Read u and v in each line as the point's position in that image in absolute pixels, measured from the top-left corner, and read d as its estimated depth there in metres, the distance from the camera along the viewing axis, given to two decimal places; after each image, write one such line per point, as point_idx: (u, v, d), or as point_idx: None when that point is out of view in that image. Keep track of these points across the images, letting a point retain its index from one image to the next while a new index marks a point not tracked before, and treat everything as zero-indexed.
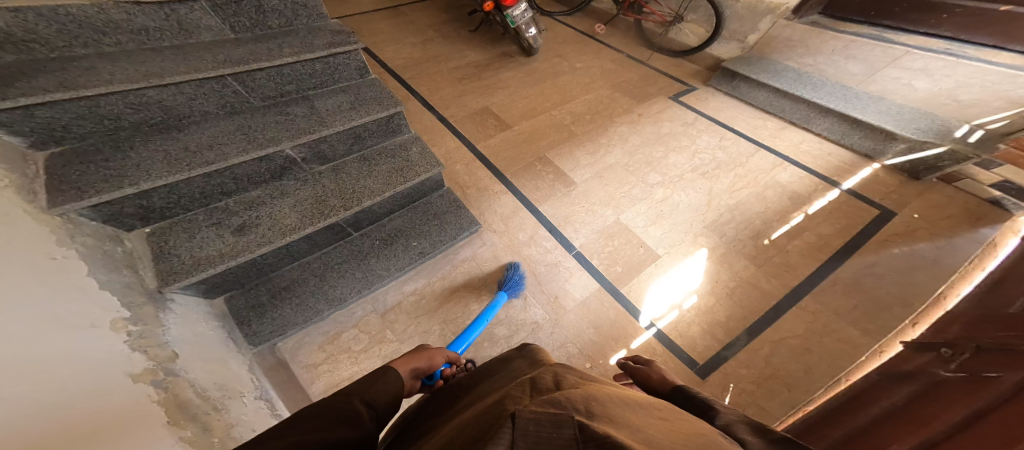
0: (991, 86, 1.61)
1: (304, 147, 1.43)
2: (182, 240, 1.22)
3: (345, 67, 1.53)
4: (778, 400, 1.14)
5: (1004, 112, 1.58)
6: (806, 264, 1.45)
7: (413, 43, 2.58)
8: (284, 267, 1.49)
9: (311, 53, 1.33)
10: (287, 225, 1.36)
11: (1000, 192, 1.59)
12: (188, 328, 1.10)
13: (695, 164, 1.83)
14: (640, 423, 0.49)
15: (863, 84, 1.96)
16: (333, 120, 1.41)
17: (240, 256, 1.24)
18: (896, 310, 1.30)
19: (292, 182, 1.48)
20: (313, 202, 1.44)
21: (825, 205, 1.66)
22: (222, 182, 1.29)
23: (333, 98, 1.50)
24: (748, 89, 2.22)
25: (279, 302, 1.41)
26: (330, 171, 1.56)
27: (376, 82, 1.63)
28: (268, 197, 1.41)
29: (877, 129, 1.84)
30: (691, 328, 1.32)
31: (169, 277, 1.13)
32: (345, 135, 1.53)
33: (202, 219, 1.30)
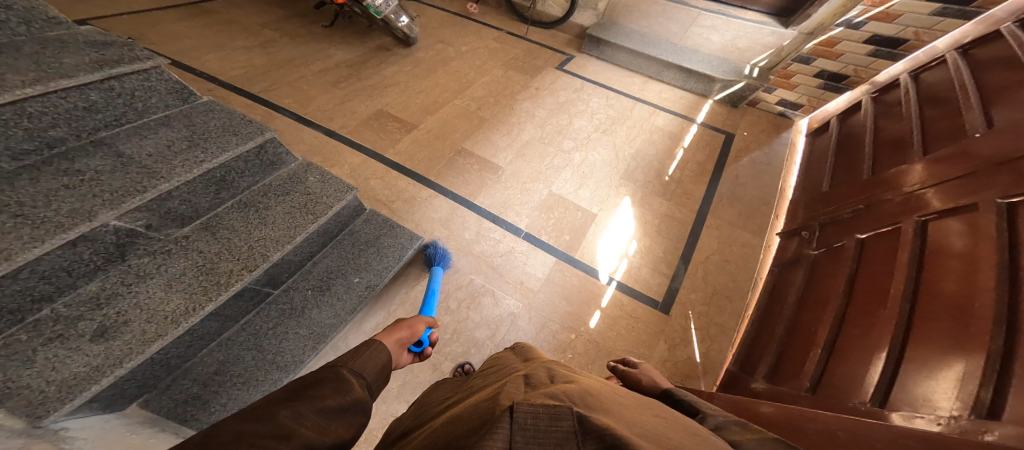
0: (751, 36, 2.21)
1: (143, 211, 1.05)
2: (16, 369, 0.82)
3: (146, 91, 1.12)
4: (721, 310, 1.45)
5: (764, 53, 2.23)
6: (697, 189, 1.81)
7: (250, 47, 2.11)
8: (197, 354, 1.17)
9: (66, 78, 0.90)
10: (173, 311, 1.02)
11: (782, 108, 2.24)
12: (116, 444, 0.79)
13: (595, 124, 2.04)
14: (632, 416, 0.52)
15: (682, 39, 2.41)
16: (171, 169, 1.07)
17: (128, 360, 0.91)
18: (761, 208, 1.76)
19: (147, 256, 1.10)
20: (195, 272, 1.11)
21: (691, 138, 2.05)
22: (24, 286, 0.88)
23: (148, 137, 1.10)
24: (611, 51, 2.48)
25: (219, 387, 1.12)
26: (200, 231, 1.21)
27: (214, 105, 1.29)
28: (121, 284, 1.02)
29: (701, 74, 2.29)
30: (642, 271, 1.55)
31: (39, 409, 0.78)
32: (204, 181, 1.19)
33: (27, 338, 0.87)
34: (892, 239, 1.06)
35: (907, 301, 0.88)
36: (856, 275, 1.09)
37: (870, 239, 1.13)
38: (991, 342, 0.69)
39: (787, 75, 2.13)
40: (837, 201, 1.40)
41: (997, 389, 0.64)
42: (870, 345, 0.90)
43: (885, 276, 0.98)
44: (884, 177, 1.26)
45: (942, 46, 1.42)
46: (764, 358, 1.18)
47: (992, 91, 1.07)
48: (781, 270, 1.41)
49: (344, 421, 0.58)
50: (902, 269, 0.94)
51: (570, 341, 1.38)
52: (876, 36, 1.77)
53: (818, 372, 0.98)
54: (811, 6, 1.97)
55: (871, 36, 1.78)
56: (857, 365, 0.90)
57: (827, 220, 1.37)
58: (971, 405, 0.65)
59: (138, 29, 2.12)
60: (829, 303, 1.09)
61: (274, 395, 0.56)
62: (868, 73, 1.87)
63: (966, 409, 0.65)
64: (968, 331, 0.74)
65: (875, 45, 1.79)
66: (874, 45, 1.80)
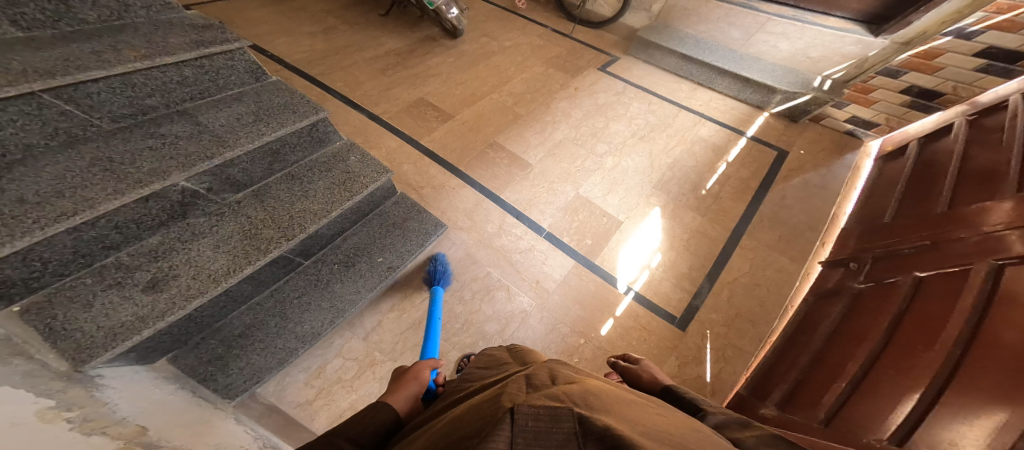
0: (829, 45, 2.02)
1: (207, 176, 1.17)
2: (77, 312, 0.93)
3: (225, 70, 1.25)
4: (746, 336, 1.35)
5: (842, 64, 2.02)
6: (737, 206, 1.70)
7: (312, 33, 2.28)
8: (230, 314, 1.28)
9: (168, 56, 1.02)
10: (216, 270, 1.13)
11: (852, 125, 2.04)
12: (139, 398, 0.81)
13: (634, 129, 1.97)
14: (637, 418, 0.48)
15: (744, 46, 2.29)
16: (236, 138, 1.17)
17: (169, 314, 1.01)
18: (808, 234, 1.61)
19: (203, 218, 1.23)
20: (240, 237, 1.22)
21: (738, 152, 1.92)
22: (100, 234, 1.00)
23: (223, 110, 1.23)
24: (661, 56, 2.39)
25: (240, 351, 1.23)
26: (251, 198, 1.33)
27: (279, 85, 1.41)
28: (177, 241, 1.15)
29: (760, 85, 2.13)
30: (663, 284, 1.48)
31: (82, 353, 0.85)
32: (260, 154, 1.30)
33: (91, 282, 1.01)
34: (957, 281, 0.92)
35: (959, 346, 0.77)
36: (905, 313, 0.96)
37: (931, 278, 0.99)
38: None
39: (866, 90, 1.90)
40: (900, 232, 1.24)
41: None
42: (902, 387, 0.79)
43: (939, 319, 0.86)
44: (959, 213, 1.10)
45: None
46: (779, 384, 1.09)
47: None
48: (817, 300, 1.29)
49: None
50: (963, 313, 0.82)
51: (578, 346, 1.35)
52: (991, 49, 1.47)
53: (836, 406, 0.90)
54: (914, 13, 1.75)
55: (984, 48, 1.48)
56: (877, 405, 0.81)
57: (883, 253, 1.22)
58: None
59: (221, 12, 2.36)
60: (866, 338, 0.98)
61: None
62: (970, 91, 1.58)
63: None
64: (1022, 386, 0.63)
65: (988, 60, 1.49)
66: (986, 59, 1.49)
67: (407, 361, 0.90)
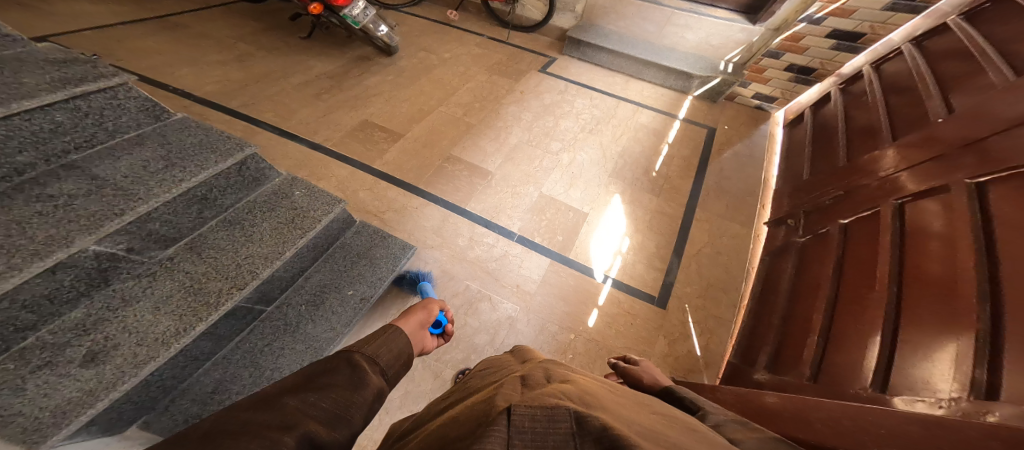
0: (724, 33, 2.27)
1: (122, 234, 1.01)
2: (8, 397, 0.78)
3: (114, 109, 1.07)
4: (721, 305, 1.48)
5: (738, 48, 2.29)
6: (685, 183, 1.85)
7: (222, 61, 2.06)
8: (195, 373, 1.13)
9: (21, 103, 0.85)
10: (162, 333, 0.98)
11: (759, 101, 2.32)
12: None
13: (581, 124, 2.06)
14: (630, 417, 0.50)
15: (658, 38, 2.46)
16: (145, 192, 1.02)
17: (121, 384, 0.87)
18: (748, 200, 1.81)
19: (132, 280, 1.06)
20: (183, 294, 1.07)
21: (676, 133, 2.10)
22: (6, 316, 0.84)
23: (121, 158, 1.05)
24: (592, 52, 2.51)
25: (219, 407, 1.08)
26: (185, 251, 1.17)
27: (188, 122, 1.25)
28: (106, 310, 0.98)
29: (679, 72, 2.33)
30: (636, 267, 1.57)
31: (34, 434, 0.75)
32: (185, 200, 1.15)
33: (14, 368, 0.83)
34: (873, 222, 1.10)
35: (894, 281, 0.92)
36: (843, 257, 1.13)
37: (852, 224, 1.17)
38: (977, 320, 0.70)
39: (759, 70, 2.22)
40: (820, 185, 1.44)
41: (992, 367, 0.65)
42: (863, 329, 0.92)
43: (871, 259, 1.02)
44: (859, 164, 1.31)
45: (897, 38, 1.58)
46: (762, 348, 1.20)
47: (948, 81, 1.15)
48: (771, 259, 1.45)
49: (357, 417, 0.58)
50: (885, 250, 0.98)
51: (569, 342, 1.39)
52: (835, 31, 1.90)
53: (817, 360, 1.00)
54: (775, 4, 2.04)
55: (830, 31, 1.91)
56: (852, 350, 0.92)
57: (810, 208, 1.41)
58: (970, 384, 0.66)
59: (98, 44, 2.03)
60: (820, 290, 1.12)
61: (287, 383, 0.59)
62: (834, 65, 1.99)
63: (966, 391, 0.66)
64: (955, 309, 0.76)
65: (836, 40, 1.92)
66: (834, 40, 1.92)
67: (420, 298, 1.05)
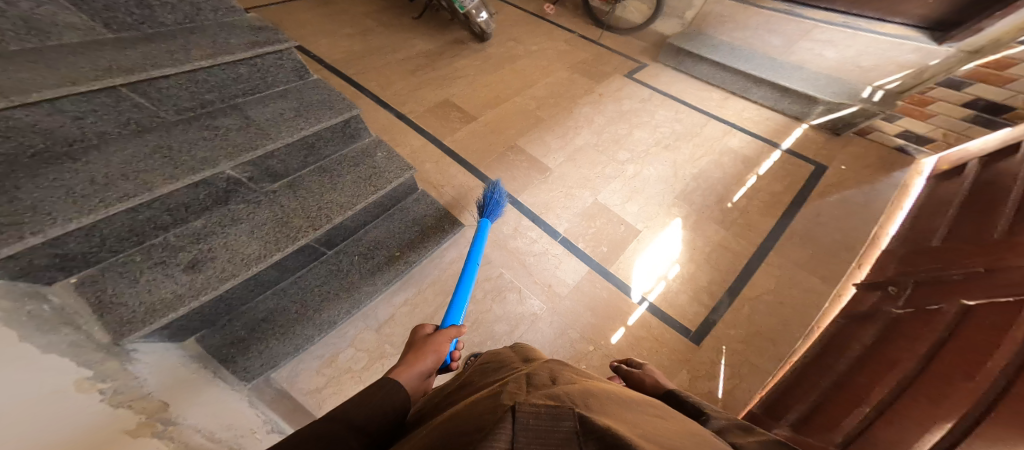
0: (883, 53, 1.82)
1: (251, 166, 1.27)
2: (125, 286, 1.04)
3: (275, 69, 1.36)
4: (764, 355, 1.29)
5: (898, 73, 1.83)
6: (766, 221, 1.62)
7: (349, 34, 2.40)
8: (257, 298, 1.38)
9: (228, 55, 1.11)
10: (250, 254, 1.23)
11: (903, 141, 1.89)
12: (166, 373, 0.95)
13: (658, 138, 1.93)
14: (635, 420, 0.48)
15: (784, 54, 2.16)
16: (279, 132, 1.27)
17: (202, 294, 1.11)
18: (843, 254, 1.51)
19: (242, 205, 1.32)
20: (272, 224, 1.32)
21: (773, 165, 1.84)
22: (153, 215, 1.10)
23: (268, 105, 1.33)
24: (693, 63, 2.32)
25: (261, 334, 1.31)
26: (286, 189, 1.42)
27: (319, 84, 1.50)
28: (218, 226, 1.25)
29: (801, 94, 2.01)
30: (678, 297, 1.43)
31: (123, 328, 0.96)
32: (297, 147, 1.39)
33: (140, 260, 1.11)
34: (1009, 312, 0.81)
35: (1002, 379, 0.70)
36: (948, 340, 0.88)
37: (980, 307, 0.88)
38: None
39: (924, 102, 1.74)
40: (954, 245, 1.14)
41: None
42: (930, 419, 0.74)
43: (984, 350, 0.78)
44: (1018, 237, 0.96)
45: None
46: (797, 404, 1.03)
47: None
48: (847, 322, 1.20)
49: None
50: (1010, 345, 0.74)
51: (587, 352, 1.34)
52: None
53: (856, 431, 0.84)
54: (985, 19, 1.53)
55: None
56: (901, 432, 0.76)
57: (928, 278, 1.10)
58: None
59: (271, 15, 2.52)
60: (898, 365, 0.91)
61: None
62: None
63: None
64: None
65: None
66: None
67: (422, 329, 0.91)
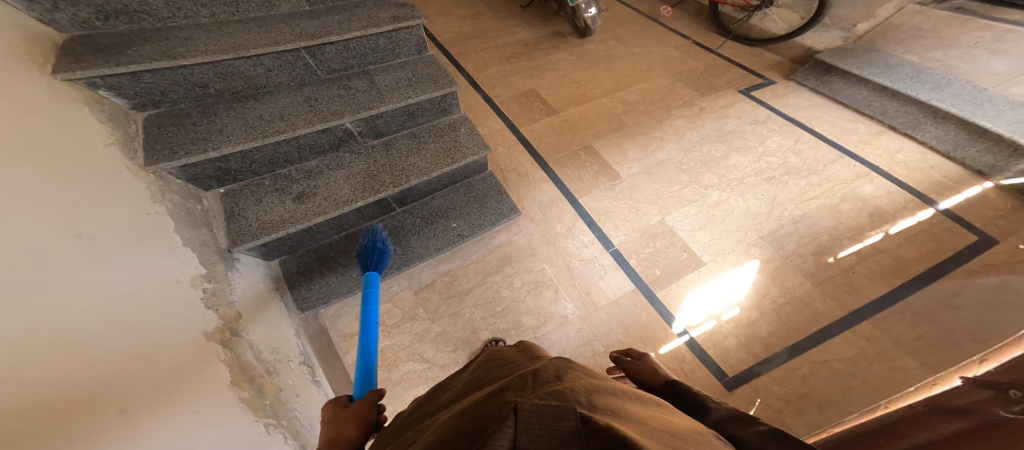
0: None
1: (361, 122, 1.48)
2: (251, 203, 1.32)
3: (403, 43, 1.55)
4: (804, 417, 1.09)
5: None
6: (873, 287, 1.32)
7: (464, 16, 2.56)
8: (331, 237, 1.59)
9: (377, 27, 1.38)
10: (341, 197, 1.42)
11: None
12: (250, 289, 1.19)
13: (758, 168, 1.69)
14: (638, 416, 0.47)
15: (1004, 85, 1.58)
16: (391, 97, 1.44)
17: (299, 223, 1.32)
18: (965, 344, 1.14)
19: (348, 154, 1.54)
20: (364, 175, 1.50)
21: (915, 225, 1.46)
22: (286, 150, 1.36)
23: (390, 74, 1.53)
24: (843, 87, 1.97)
25: (326, 270, 1.53)
26: (382, 146, 1.61)
27: (434, 59, 1.65)
28: (326, 167, 1.48)
29: (1005, 140, 1.51)
30: (727, 341, 1.25)
31: (239, 237, 1.22)
32: (400, 112, 1.57)
33: (268, 184, 1.39)
34: None
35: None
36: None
37: None
38: None
39: None
40: None
41: None
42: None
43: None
44: None
45: None
46: None
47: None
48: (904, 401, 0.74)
49: None
50: None
51: (607, 369, 1.27)
52: None
53: None
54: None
55: None
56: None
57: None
58: None
59: None
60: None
61: None
62: None
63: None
64: None
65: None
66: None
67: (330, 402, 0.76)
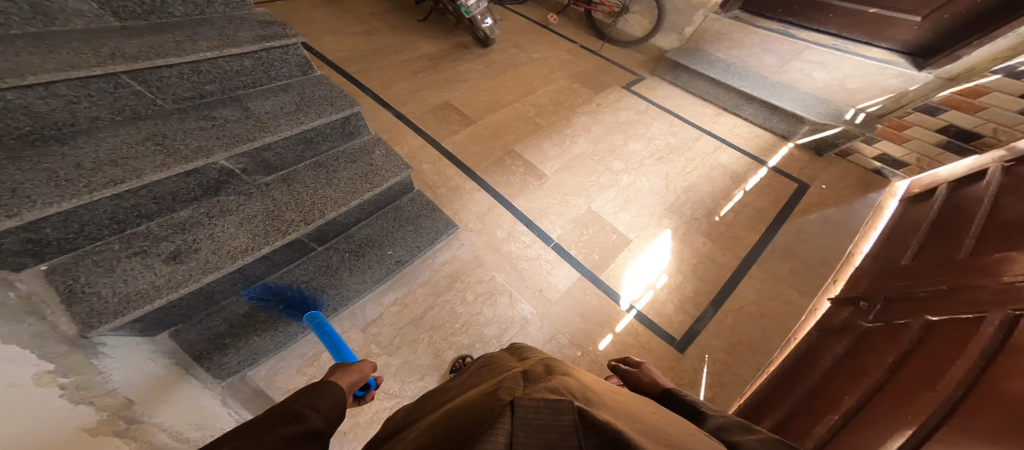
0: (869, 76, 1.88)
1: (243, 157, 1.27)
2: (98, 275, 1.02)
3: (279, 63, 1.37)
4: (745, 364, 1.33)
5: (880, 96, 1.88)
6: (751, 235, 1.67)
7: (356, 33, 2.42)
8: (240, 293, 1.34)
9: (236, 47, 1.14)
10: (236, 247, 1.20)
11: (881, 163, 1.92)
12: (134, 370, 0.90)
13: (652, 150, 1.97)
14: (634, 415, 0.56)
15: (776, 74, 2.18)
16: (277, 126, 1.25)
17: (182, 286, 1.08)
18: (822, 269, 1.56)
19: (232, 196, 1.32)
20: (263, 218, 1.30)
21: (758, 182, 1.87)
22: (137, 203, 1.09)
23: (269, 99, 1.33)
24: (688, 78, 2.37)
25: (241, 331, 1.27)
26: (278, 182, 1.41)
27: (323, 80, 1.51)
28: (205, 215, 1.24)
29: (789, 114, 2.04)
30: (666, 306, 1.46)
31: (93, 319, 0.93)
32: (293, 140, 1.39)
33: (118, 248, 1.10)
34: (971, 328, 0.85)
35: (961, 389, 0.77)
36: (913, 353, 0.92)
37: (942, 323, 0.92)
38: None
39: (900, 126, 1.78)
40: (908, 255, 1.24)
41: None
42: (900, 419, 0.81)
43: (946, 358, 0.84)
44: (982, 261, 0.96)
45: None
46: (773, 411, 1.09)
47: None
48: (820, 335, 1.22)
49: None
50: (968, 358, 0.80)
51: (574, 358, 1.36)
52: None
53: (826, 438, 0.90)
54: (963, 46, 1.60)
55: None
56: (865, 438, 0.83)
57: (897, 295, 1.11)
58: None
59: (279, 9, 2.54)
60: (867, 373, 0.96)
61: None
62: (1011, 135, 1.48)
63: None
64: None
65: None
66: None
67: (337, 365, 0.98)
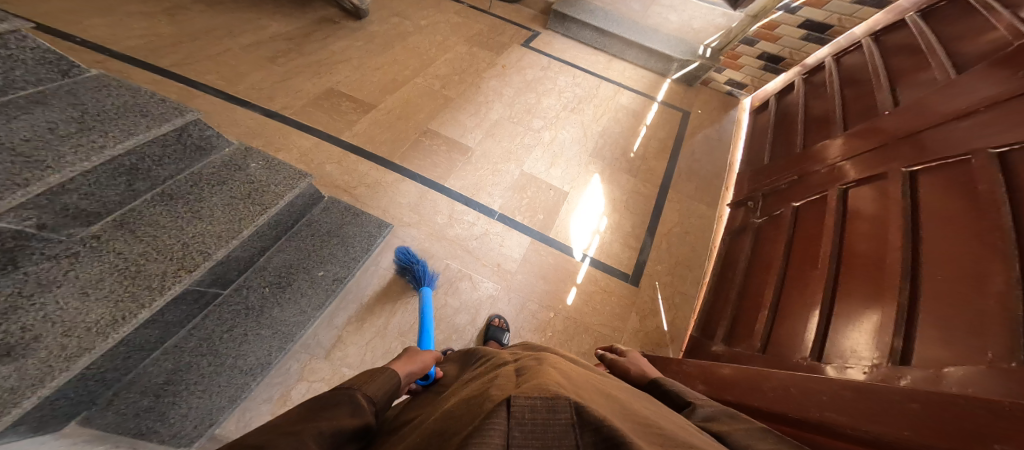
0: (704, 15, 2.45)
1: (30, 207, 0.84)
2: None
3: (4, 60, 0.85)
4: (685, 280, 1.65)
5: (716, 34, 2.37)
6: (659, 164, 1.96)
7: (152, 12, 1.82)
8: (143, 364, 1.02)
9: None
10: (96, 321, 0.85)
11: (730, 87, 2.38)
12: None
13: (564, 103, 2.07)
14: (628, 412, 0.48)
15: (643, 17, 2.53)
16: (66, 160, 0.84)
17: (50, 379, 0.75)
18: (713, 181, 1.96)
19: (43, 263, 0.87)
20: (118, 277, 0.92)
21: (653, 116, 2.17)
22: None
23: (17, 118, 0.85)
24: (577, 29, 2.48)
25: (175, 397, 1.00)
26: (115, 229, 0.99)
27: (106, 81, 1.04)
28: (17, 296, 0.81)
29: (661, 54, 2.35)
30: (613, 246, 1.66)
31: None
32: (113, 169, 0.98)
33: None
34: (822, 204, 1.31)
35: (833, 263, 1.11)
36: (793, 238, 1.33)
37: (803, 206, 1.38)
38: (898, 295, 0.88)
39: (734, 56, 2.26)
40: (767, 158, 1.77)
41: (905, 337, 0.83)
42: (806, 303, 1.12)
43: (817, 237, 1.23)
44: (811, 151, 1.52)
45: (858, 32, 1.70)
46: (720, 322, 1.40)
47: (892, 71, 1.39)
48: (732, 237, 1.65)
49: None
50: (828, 232, 1.19)
51: (550, 319, 1.43)
52: (807, 21, 1.93)
53: (766, 334, 1.19)
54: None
55: (803, 21, 1.94)
56: (794, 325, 1.12)
57: (768, 191, 1.62)
58: (887, 354, 0.83)
59: None
60: (771, 266, 1.33)
61: None
62: (801, 56, 2.06)
63: (883, 358, 0.84)
64: (881, 283, 0.94)
65: (807, 30, 1.96)
66: (805, 30, 1.97)
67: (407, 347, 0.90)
